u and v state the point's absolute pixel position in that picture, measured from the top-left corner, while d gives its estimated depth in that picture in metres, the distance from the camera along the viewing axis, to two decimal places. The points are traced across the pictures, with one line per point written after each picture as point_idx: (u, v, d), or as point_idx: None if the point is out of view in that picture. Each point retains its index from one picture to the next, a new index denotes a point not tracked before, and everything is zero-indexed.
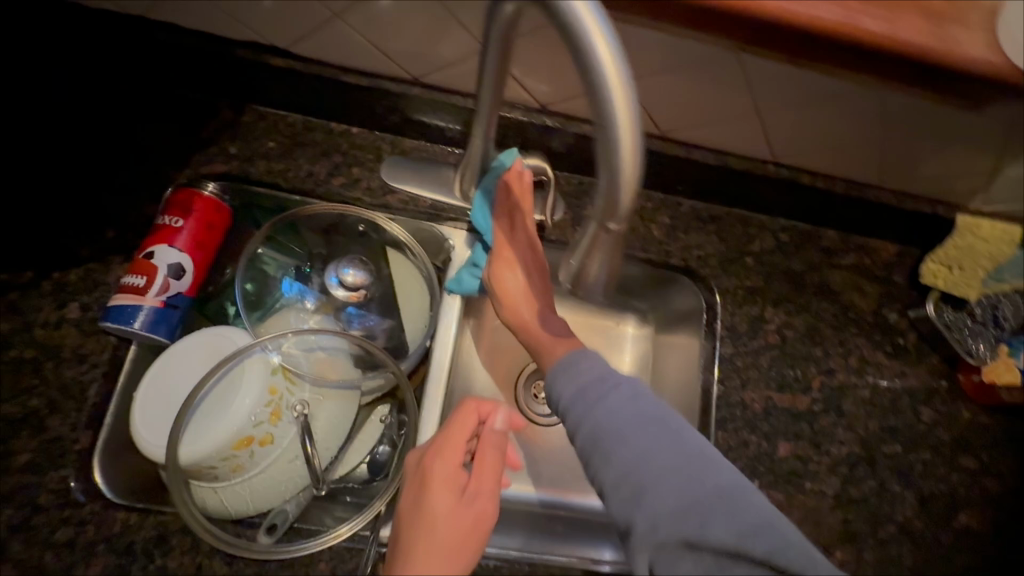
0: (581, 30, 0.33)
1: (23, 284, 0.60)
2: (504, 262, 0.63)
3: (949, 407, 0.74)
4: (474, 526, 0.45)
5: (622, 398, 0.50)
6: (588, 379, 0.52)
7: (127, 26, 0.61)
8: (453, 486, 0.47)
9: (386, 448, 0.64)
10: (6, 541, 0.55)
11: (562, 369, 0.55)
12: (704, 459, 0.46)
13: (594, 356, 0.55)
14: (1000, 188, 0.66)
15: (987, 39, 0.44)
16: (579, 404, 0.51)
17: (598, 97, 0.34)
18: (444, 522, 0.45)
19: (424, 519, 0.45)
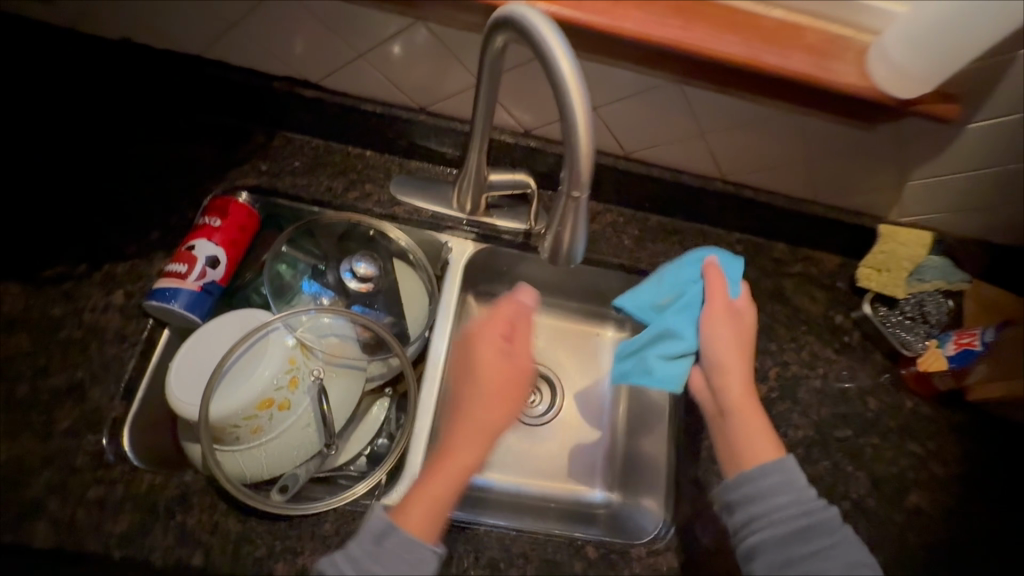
0: (548, 50, 0.44)
1: (79, 275, 0.70)
2: (713, 326, 0.65)
3: (892, 398, 0.84)
4: (513, 379, 0.61)
5: (821, 537, 0.54)
6: (791, 512, 0.55)
7: (180, 60, 0.73)
8: (495, 349, 0.62)
9: (385, 441, 0.74)
10: (44, 500, 0.60)
11: (769, 479, 0.57)
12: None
13: (795, 471, 0.58)
14: (914, 202, 0.78)
15: (858, 71, 0.57)
16: (777, 536, 0.54)
17: (563, 98, 0.44)
18: (491, 378, 0.61)
19: (476, 378, 0.61)
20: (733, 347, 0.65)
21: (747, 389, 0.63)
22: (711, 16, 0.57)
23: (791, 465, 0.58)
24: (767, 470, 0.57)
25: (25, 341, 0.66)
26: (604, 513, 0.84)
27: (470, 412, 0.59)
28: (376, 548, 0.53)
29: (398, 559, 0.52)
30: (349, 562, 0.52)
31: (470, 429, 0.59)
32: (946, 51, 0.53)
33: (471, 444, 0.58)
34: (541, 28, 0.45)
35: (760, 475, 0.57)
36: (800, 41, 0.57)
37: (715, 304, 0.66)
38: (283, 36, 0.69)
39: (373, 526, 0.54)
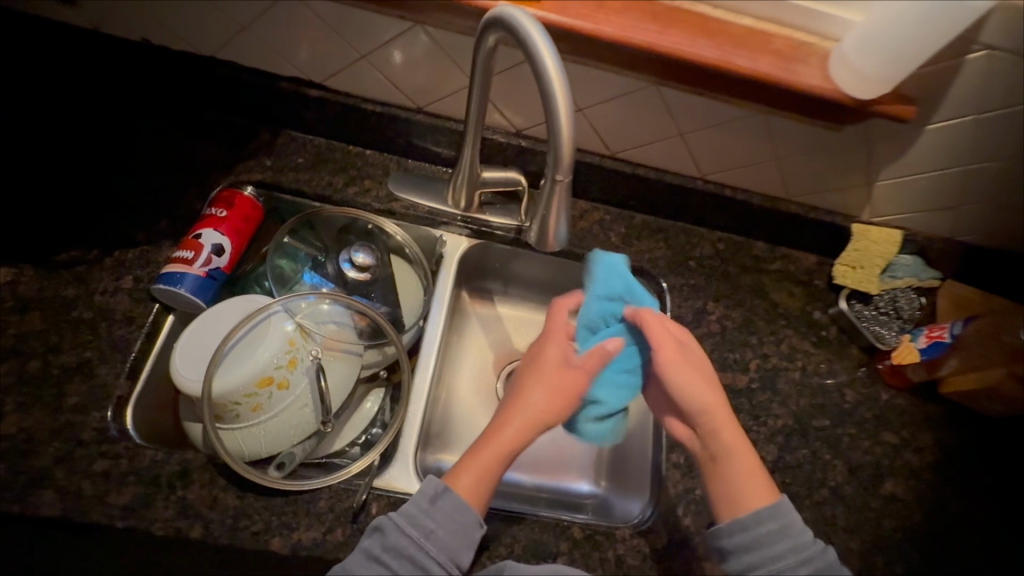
0: (534, 47, 0.48)
1: (90, 259, 0.73)
2: (673, 376, 0.66)
3: (869, 390, 0.87)
4: (573, 377, 0.65)
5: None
6: (787, 560, 0.56)
7: (194, 60, 0.77)
8: (558, 351, 0.67)
9: (379, 429, 0.77)
10: (51, 470, 0.63)
11: (764, 528, 0.58)
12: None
13: (790, 515, 0.59)
14: (884, 202, 0.82)
15: (820, 74, 0.63)
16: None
17: (547, 90, 0.48)
18: (552, 372, 0.65)
19: (537, 370, 0.66)
20: (703, 389, 0.66)
21: (731, 429, 0.65)
22: (686, 24, 0.63)
23: (786, 508, 0.59)
24: (762, 515, 0.59)
25: (36, 321, 0.70)
26: (593, 503, 0.87)
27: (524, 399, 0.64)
28: (430, 506, 0.57)
29: (449, 520, 0.56)
30: (404, 518, 0.56)
31: (524, 413, 0.63)
32: (895, 51, 0.58)
33: (520, 430, 0.62)
34: (535, 48, 0.48)
35: (754, 522, 0.59)
36: (768, 47, 0.63)
37: (671, 352, 0.66)
38: (292, 39, 0.73)
39: (427, 488, 0.58)
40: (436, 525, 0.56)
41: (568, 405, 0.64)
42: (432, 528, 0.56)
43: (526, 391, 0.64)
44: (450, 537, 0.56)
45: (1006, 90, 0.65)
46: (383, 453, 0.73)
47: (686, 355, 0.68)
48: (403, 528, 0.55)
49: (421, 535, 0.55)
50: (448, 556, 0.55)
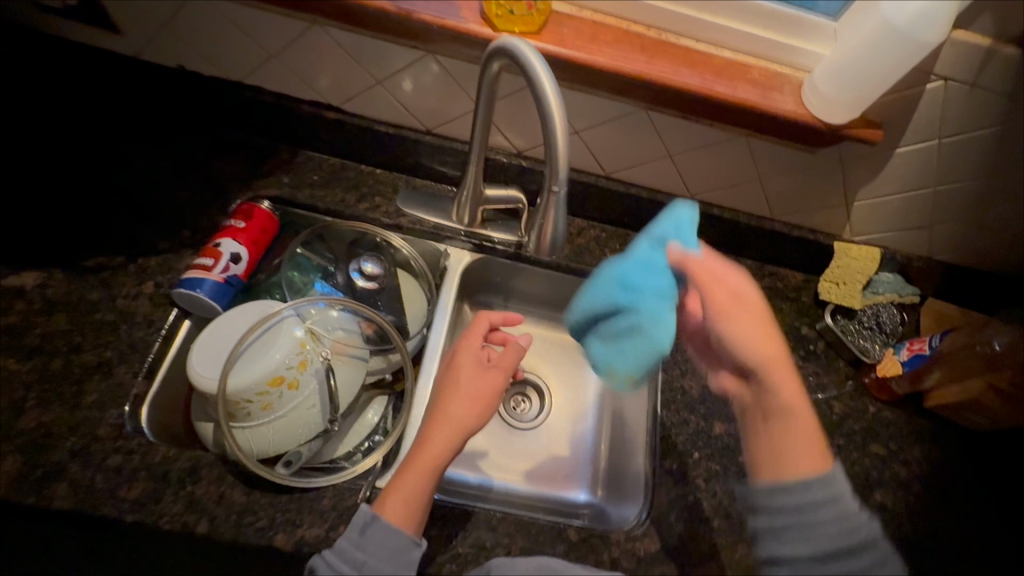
0: (533, 73, 0.54)
1: (114, 266, 0.78)
2: (731, 320, 0.60)
3: (856, 402, 0.90)
4: (489, 384, 0.68)
5: (855, 551, 0.53)
6: (830, 527, 0.54)
7: (222, 84, 0.84)
8: (473, 361, 0.70)
9: (380, 437, 0.79)
10: (67, 463, 0.66)
11: (808, 492, 0.55)
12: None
13: (836, 480, 0.56)
14: (865, 221, 0.87)
15: (794, 102, 0.69)
16: (815, 551, 0.53)
17: (547, 111, 0.54)
18: (471, 381, 0.68)
19: (454, 380, 0.68)
20: (764, 343, 0.60)
21: (790, 386, 0.60)
22: (671, 56, 0.70)
23: (833, 476, 0.56)
24: (807, 479, 0.55)
25: (62, 321, 0.74)
26: (590, 513, 0.88)
27: (443, 411, 0.65)
28: (360, 538, 0.58)
29: (379, 548, 0.57)
30: (335, 555, 0.57)
31: (447, 424, 0.65)
32: (857, 82, 0.64)
33: (445, 441, 0.64)
34: (551, 103, 0.53)
35: (801, 486, 0.55)
36: (745, 77, 0.70)
37: (725, 297, 0.61)
38: (314, 67, 0.80)
39: (357, 520, 0.59)
40: (367, 555, 0.57)
41: (484, 411, 0.67)
42: (364, 560, 0.57)
43: (448, 402, 0.66)
44: (383, 565, 0.57)
45: (964, 119, 0.71)
46: (386, 456, 0.75)
47: (743, 304, 0.61)
48: (335, 565, 0.56)
49: (358, 567, 0.56)
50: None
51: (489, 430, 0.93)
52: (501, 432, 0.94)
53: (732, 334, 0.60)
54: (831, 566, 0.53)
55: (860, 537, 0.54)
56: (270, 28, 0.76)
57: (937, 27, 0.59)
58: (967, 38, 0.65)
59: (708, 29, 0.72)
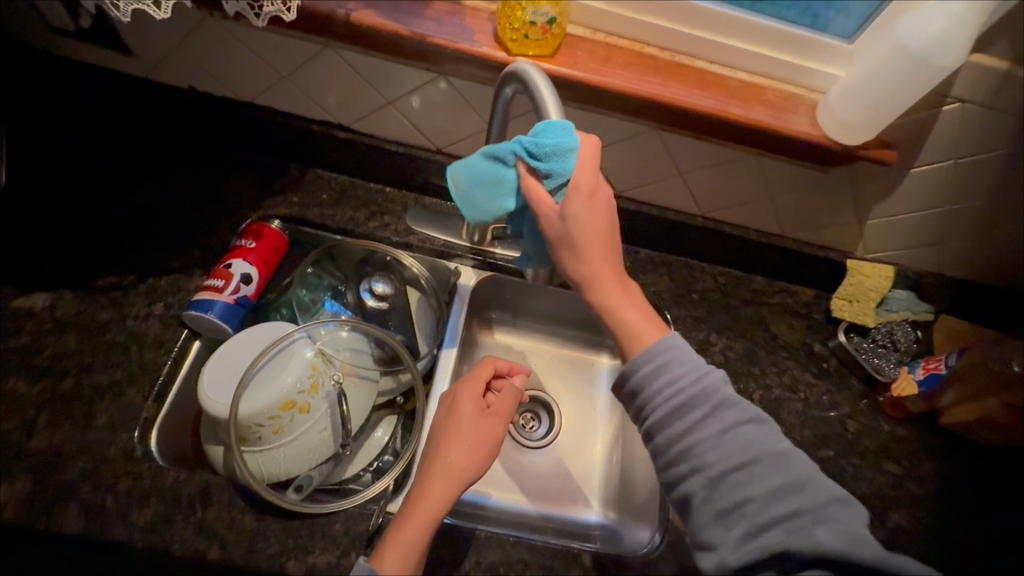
0: (543, 105, 0.53)
1: (124, 286, 0.78)
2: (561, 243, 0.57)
3: (870, 421, 0.88)
4: (491, 438, 0.65)
5: (713, 407, 0.54)
6: (685, 386, 0.54)
7: (235, 104, 0.84)
8: (474, 409, 0.66)
9: (390, 457, 0.79)
10: (76, 487, 0.65)
11: (649, 366, 0.55)
12: (760, 430, 0.54)
13: (674, 347, 0.56)
14: (878, 238, 0.87)
15: (809, 122, 0.70)
16: (672, 410, 0.54)
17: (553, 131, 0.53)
18: (470, 432, 0.64)
19: (453, 429, 0.64)
20: (601, 258, 0.57)
21: (619, 292, 0.59)
22: (684, 77, 0.70)
23: (669, 342, 0.56)
24: (656, 347, 0.56)
25: (72, 341, 0.73)
26: (601, 534, 0.87)
27: (445, 463, 0.62)
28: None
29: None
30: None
31: (444, 473, 0.61)
32: (873, 103, 0.64)
33: (443, 489, 0.61)
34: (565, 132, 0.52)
35: (650, 356, 0.56)
36: (759, 98, 0.71)
37: (577, 193, 0.55)
38: (325, 87, 0.80)
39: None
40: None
41: (485, 462, 0.63)
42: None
43: (443, 451, 0.62)
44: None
45: (979, 140, 0.71)
46: (398, 479, 0.74)
47: (604, 199, 0.57)
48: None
49: None
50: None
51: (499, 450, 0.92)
52: (511, 451, 0.93)
53: (577, 230, 0.56)
54: (684, 426, 0.53)
55: (702, 391, 0.54)
56: (282, 51, 0.76)
57: (956, 49, 0.58)
58: (984, 61, 0.65)
59: (721, 51, 0.72)
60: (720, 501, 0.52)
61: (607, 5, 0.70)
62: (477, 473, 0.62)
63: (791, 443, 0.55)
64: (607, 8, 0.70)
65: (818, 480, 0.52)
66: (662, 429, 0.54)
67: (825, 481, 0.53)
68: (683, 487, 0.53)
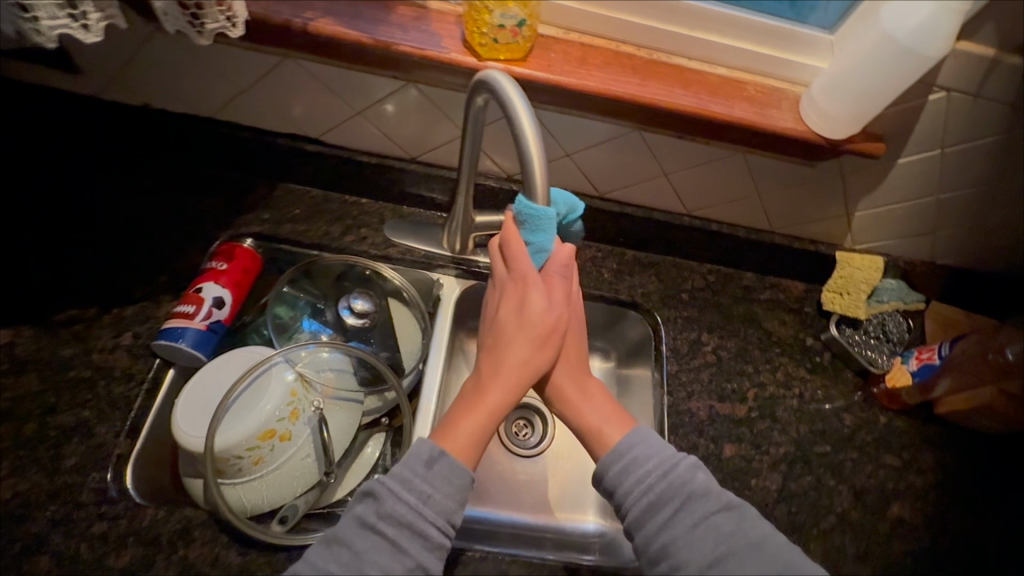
0: (520, 131, 0.50)
1: (89, 317, 0.74)
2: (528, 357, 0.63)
3: (867, 413, 0.87)
4: (558, 327, 0.59)
5: (682, 500, 0.51)
6: (651, 482, 0.53)
7: (195, 121, 0.80)
8: (542, 299, 0.58)
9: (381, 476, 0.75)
10: (48, 534, 0.62)
11: (618, 467, 0.54)
12: (735, 519, 0.51)
13: (643, 441, 0.55)
14: (867, 229, 0.85)
15: (793, 117, 0.68)
16: (642, 508, 0.52)
17: (525, 162, 0.50)
18: (535, 322, 0.58)
19: (521, 324, 0.58)
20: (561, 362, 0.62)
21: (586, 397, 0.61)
22: (663, 76, 0.68)
23: (639, 437, 0.56)
24: (621, 445, 0.55)
25: (35, 380, 0.70)
26: (601, 543, 0.84)
27: (515, 358, 0.57)
28: (426, 471, 0.51)
29: (446, 483, 0.51)
30: (398, 483, 0.50)
31: (511, 370, 0.57)
32: (859, 95, 0.63)
33: (508, 386, 0.57)
34: (535, 169, 0.50)
35: (618, 454, 0.55)
36: (741, 94, 0.69)
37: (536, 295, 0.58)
38: (289, 100, 0.77)
39: (421, 451, 0.52)
40: (432, 489, 0.50)
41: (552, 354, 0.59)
42: (429, 493, 0.50)
43: (509, 347, 0.58)
44: (448, 502, 0.51)
45: (966, 127, 0.70)
46: None
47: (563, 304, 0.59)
48: (399, 495, 0.49)
49: (420, 502, 0.50)
50: (447, 519, 0.50)
51: (493, 461, 0.90)
52: (504, 461, 0.91)
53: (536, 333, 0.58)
54: (656, 522, 0.51)
55: (670, 484, 0.52)
56: (242, 63, 0.73)
57: (938, 41, 0.58)
58: (971, 49, 0.64)
59: (698, 47, 0.70)
60: None
61: (580, 5, 0.68)
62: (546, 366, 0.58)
63: (768, 526, 0.51)
64: (580, 8, 0.68)
65: (801, 567, 0.48)
66: (640, 529, 0.52)
67: (803, 562, 0.49)
68: None
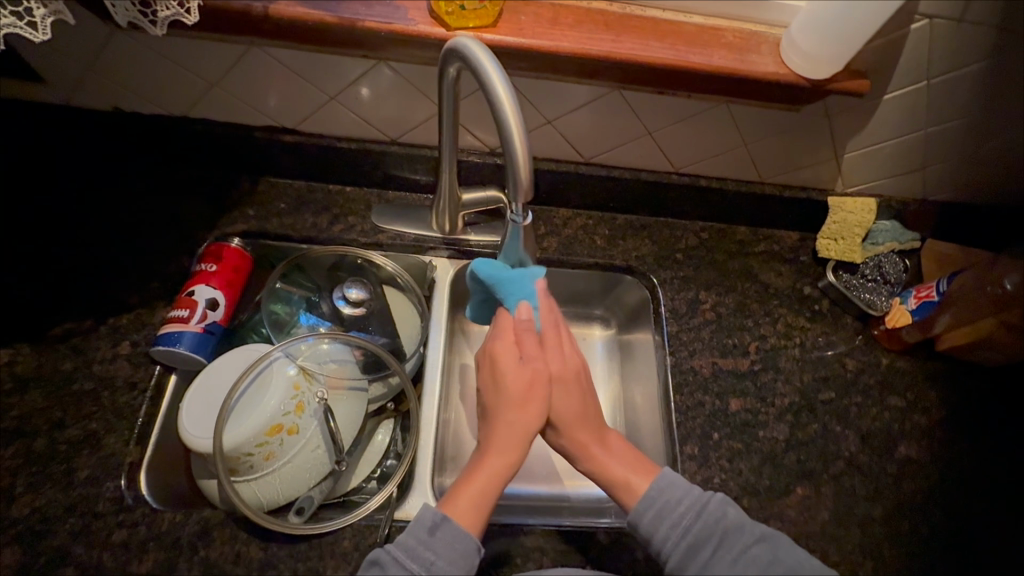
0: (495, 99, 0.49)
1: (84, 330, 0.74)
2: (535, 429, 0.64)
3: (869, 355, 0.87)
4: (537, 382, 0.61)
5: (721, 537, 0.55)
6: (687, 524, 0.56)
7: (168, 121, 0.79)
8: (514, 361, 0.62)
9: (393, 460, 0.75)
10: (70, 546, 0.63)
11: (653, 517, 0.57)
12: (775, 550, 0.54)
13: (671, 486, 0.58)
14: (856, 171, 0.84)
15: (775, 61, 0.67)
16: (682, 550, 0.55)
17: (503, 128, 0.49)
18: (512, 384, 0.61)
19: (500, 391, 0.61)
20: (566, 421, 0.62)
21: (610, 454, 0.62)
22: (637, 30, 0.66)
23: (664, 482, 0.59)
24: (652, 490, 0.58)
25: (39, 397, 0.70)
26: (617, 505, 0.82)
27: (504, 424, 0.60)
28: (429, 538, 0.54)
29: (449, 550, 0.53)
30: (403, 551, 0.53)
31: (502, 437, 0.59)
32: (839, 32, 0.62)
33: (506, 451, 0.58)
34: (514, 138, 0.49)
35: (650, 501, 0.58)
36: (719, 42, 0.67)
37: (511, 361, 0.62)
38: (260, 91, 0.75)
39: (424, 518, 0.55)
40: (436, 556, 0.53)
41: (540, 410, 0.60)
42: (433, 560, 0.53)
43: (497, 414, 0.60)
44: (452, 569, 0.53)
45: (951, 56, 0.69)
46: (403, 482, 0.71)
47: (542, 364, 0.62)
48: (404, 562, 0.52)
49: (423, 567, 0.52)
50: None
51: None
52: None
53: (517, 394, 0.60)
54: (701, 565, 0.54)
55: (707, 525, 0.56)
56: (207, 57, 0.71)
57: None
58: None
59: None
60: None
61: None
62: (537, 422, 0.60)
63: (802, 552, 0.55)
64: None
65: None
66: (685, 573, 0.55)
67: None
68: None
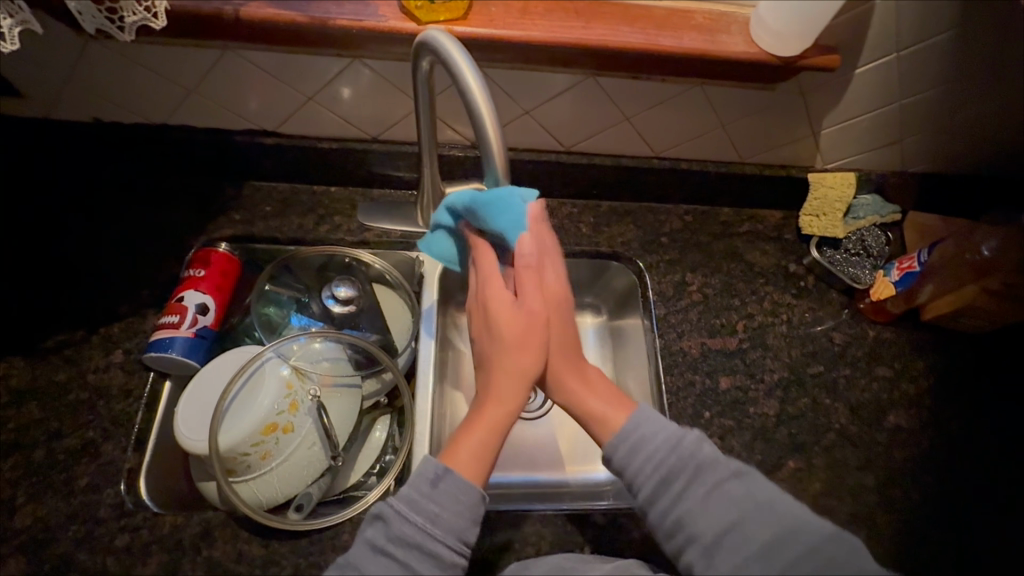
0: (468, 94, 0.50)
1: (77, 340, 0.75)
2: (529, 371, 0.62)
3: (856, 328, 0.88)
4: (531, 323, 0.58)
5: (695, 471, 0.52)
6: (661, 457, 0.53)
7: (149, 130, 0.79)
8: (507, 303, 0.59)
9: (391, 456, 0.76)
10: (73, 553, 0.64)
11: (628, 449, 0.54)
12: (751, 485, 0.52)
13: (647, 421, 0.55)
14: (833, 147, 0.85)
15: (746, 40, 0.68)
16: (654, 484, 0.52)
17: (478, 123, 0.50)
18: (504, 326, 0.58)
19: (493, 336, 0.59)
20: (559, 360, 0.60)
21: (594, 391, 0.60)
22: (608, 16, 0.67)
23: (640, 415, 0.56)
24: (627, 425, 0.55)
25: (35, 409, 0.71)
26: (614, 487, 0.83)
27: (498, 370, 0.58)
28: (432, 490, 0.52)
29: (453, 502, 0.52)
30: (405, 504, 0.52)
31: (496, 382, 0.58)
32: (807, 7, 0.62)
33: (501, 396, 0.57)
34: (488, 129, 0.50)
35: (625, 435, 0.55)
36: (689, 24, 0.68)
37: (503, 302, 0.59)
38: (238, 95, 0.75)
39: (426, 470, 0.53)
40: (439, 508, 0.52)
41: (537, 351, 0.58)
42: (437, 512, 0.51)
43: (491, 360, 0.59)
44: (457, 519, 0.51)
45: (919, 26, 0.70)
46: (400, 475, 0.72)
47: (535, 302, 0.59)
48: (406, 516, 0.51)
49: (427, 521, 0.51)
50: (458, 538, 0.51)
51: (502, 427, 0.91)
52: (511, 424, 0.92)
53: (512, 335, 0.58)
54: (672, 498, 0.52)
55: (682, 458, 0.53)
56: (183, 63, 0.71)
57: None
58: None
59: None
60: (721, 569, 0.49)
61: None
62: (537, 364, 0.58)
63: (779, 489, 0.52)
64: None
65: (817, 526, 0.49)
66: (656, 505, 0.52)
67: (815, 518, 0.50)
68: (684, 561, 0.51)
